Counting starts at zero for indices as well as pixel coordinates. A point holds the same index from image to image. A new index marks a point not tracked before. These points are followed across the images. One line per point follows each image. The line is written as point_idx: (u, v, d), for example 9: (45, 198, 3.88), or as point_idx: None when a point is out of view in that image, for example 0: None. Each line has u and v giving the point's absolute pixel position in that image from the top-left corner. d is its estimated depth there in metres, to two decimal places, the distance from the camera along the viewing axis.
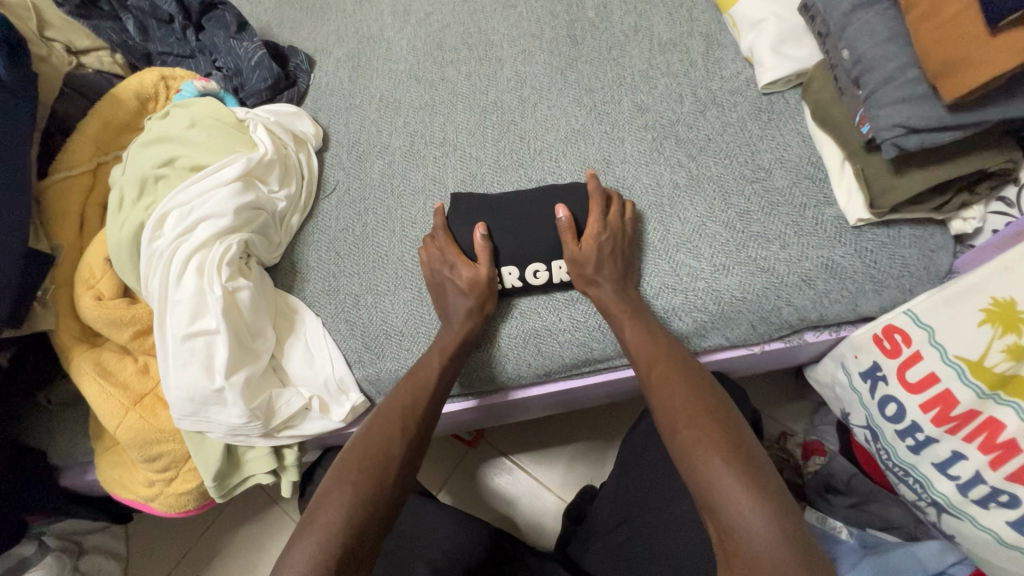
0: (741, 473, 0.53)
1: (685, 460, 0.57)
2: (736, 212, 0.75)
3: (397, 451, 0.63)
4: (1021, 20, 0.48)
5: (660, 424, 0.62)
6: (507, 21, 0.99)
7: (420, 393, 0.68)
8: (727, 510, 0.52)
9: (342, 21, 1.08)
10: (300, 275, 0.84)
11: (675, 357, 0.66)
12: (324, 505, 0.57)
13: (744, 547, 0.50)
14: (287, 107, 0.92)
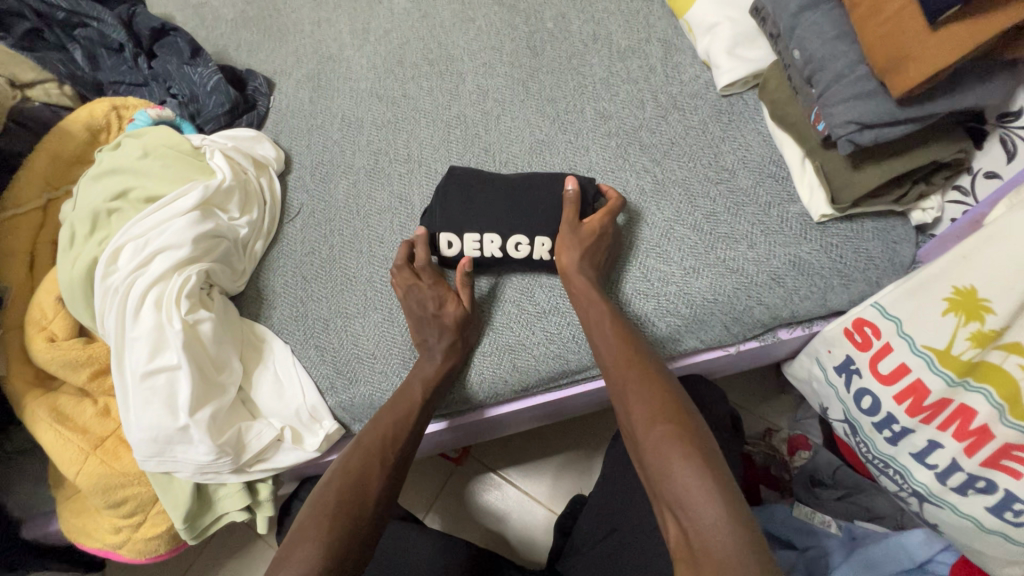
0: (714, 476, 0.52)
1: (658, 456, 0.55)
2: (702, 214, 0.76)
3: (376, 484, 0.61)
4: (959, 13, 0.49)
5: (631, 419, 0.60)
6: (466, 35, 0.99)
7: (403, 421, 0.66)
8: (697, 511, 0.51)
9: (301, 43, 1.07)
10: (266, 303, 0.81)
11: (649, 355, 0.65)
12: (300, 541, 0.55)
13: (710, 550, 0.49)
14: (245, 131, 0.90)
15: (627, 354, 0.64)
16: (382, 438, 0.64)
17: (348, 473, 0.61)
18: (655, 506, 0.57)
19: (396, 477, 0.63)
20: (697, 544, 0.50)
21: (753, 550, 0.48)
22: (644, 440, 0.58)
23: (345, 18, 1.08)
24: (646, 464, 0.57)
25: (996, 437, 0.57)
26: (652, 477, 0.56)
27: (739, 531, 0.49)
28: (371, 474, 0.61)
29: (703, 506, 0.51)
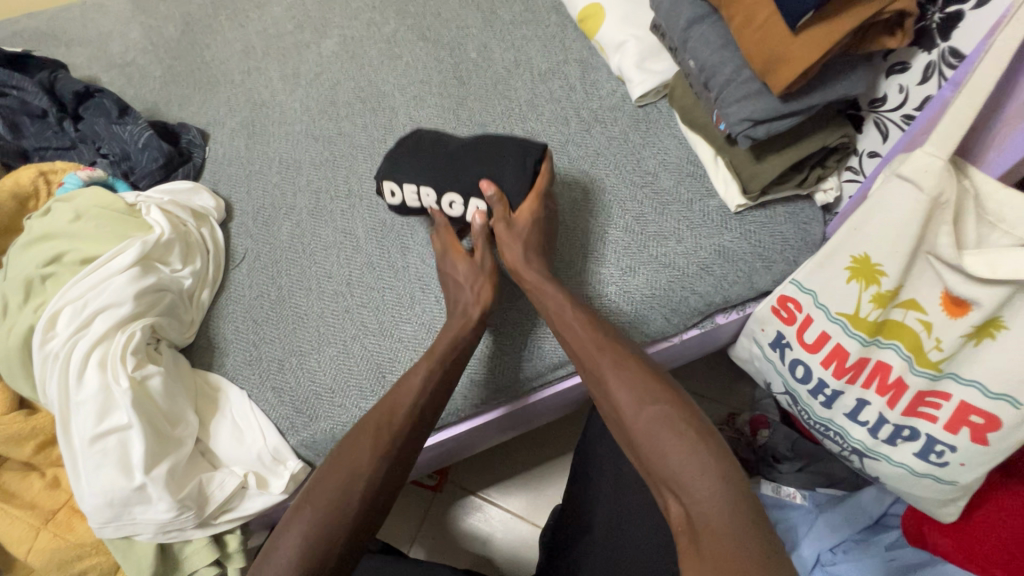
0: (704, 447, 0.55)
1: (653, 436, 0.57)
2: (632, 216, 0.81)
3: (360, 489, 0.60)
4: (815, 16, 0.56)
5: (617, 404, 0.61)
6: (394, 71, 1.04)
7: (395, 409, 0.65)
8: (695, 483, 0.53)
9: (233, 92, 1.09)
10: (218, 350, 0.81)
11: (624, 342, 0.67)
12: (283, 534, 0.57)
13: (707, 519, 0.51)
14: (182, 184, 0.90)
15: (600, 343, 0.66)
16: (372, 441, 0.62)
17: (328, 479, 0.60)
18: (650, 484, 0.59)
19: (383, 479, 0.62)
20: (696, 515, 0.52)
21: (750, 512, 0.51)
22: (632, 423, 0.59)
23: (275, 65, 1.11)
24: (639, 445, 0.58)
25: (910, 387, 0.63)
26: (647, 457, 0.58)
27: (732, 496, 0.52)
28: (356, 478, 0.60)
29: (697, 478, 0.53)
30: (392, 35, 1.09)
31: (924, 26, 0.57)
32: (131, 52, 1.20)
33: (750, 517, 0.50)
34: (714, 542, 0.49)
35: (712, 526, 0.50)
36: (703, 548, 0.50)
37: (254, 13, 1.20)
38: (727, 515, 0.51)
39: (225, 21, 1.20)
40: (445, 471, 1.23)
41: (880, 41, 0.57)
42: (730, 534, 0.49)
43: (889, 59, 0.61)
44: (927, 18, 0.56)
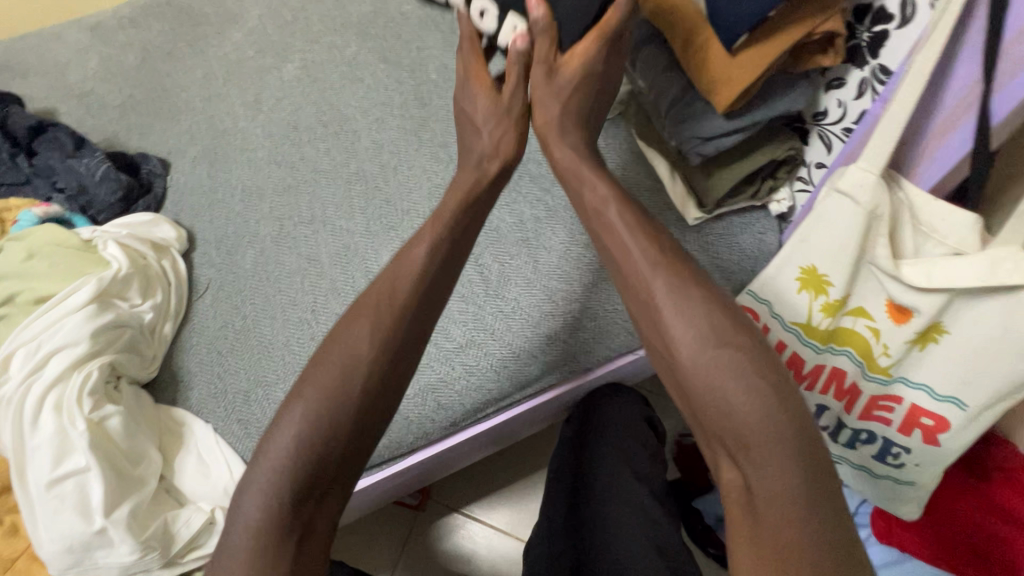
0: (779, 409, 0.49)
1: (715, 391, 0.50)
2: (594, 232, 0.82)
3: (360, 386, 0.56)
4: (749, 39, 0.57)
5: (674, 343, 0.53)
6: (356, 94, 1.04)
7: (399, 281, 0.61)
8: (762, 453, 0.48)
9: (194, 119, 1.08)
10: (182, 384, 0.80)
11: (688, 267, 0.55)
12: (277, 427, 0.54)
13: (768, 492, 0.48)
14: (141, 215, 0.89)
15: (659, 271, 0.55)
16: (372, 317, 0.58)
17: (326, 356, 0.57)
18: (701, 435, 0.54)
19: (387, 365, 0.58)
20: (758, 487, 0.48)
21: (814, 490, 0.47)
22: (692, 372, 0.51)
23: (236, 91, 1.10)
24: (695, 395, 0.51)
25: (864, 392, 0.65)
26: (704, 410, 0.51)
27: (801, 468, 0.47)
28: (357, 356, 0.57)
29: (766, 445, 0.48)
30: (353, 58, 1.09)
31: (855, 44, 0.59)
32: (90, 81, 1.18)
33: (817, 494, 0.47)
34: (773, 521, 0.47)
35: (774, 501, 0.47)
36: (761, 525, 0.48)
37: (215, 39, 1.20)
38: (793, 495, 0.47)
39: (186, 48, 1.20)
40: (427, 489, 1.22)
41: (813, 60, 0.60)
42: (795, 514, 0.46)
43: (828, 75, 0.63)
44: (857, 37, 0.58)
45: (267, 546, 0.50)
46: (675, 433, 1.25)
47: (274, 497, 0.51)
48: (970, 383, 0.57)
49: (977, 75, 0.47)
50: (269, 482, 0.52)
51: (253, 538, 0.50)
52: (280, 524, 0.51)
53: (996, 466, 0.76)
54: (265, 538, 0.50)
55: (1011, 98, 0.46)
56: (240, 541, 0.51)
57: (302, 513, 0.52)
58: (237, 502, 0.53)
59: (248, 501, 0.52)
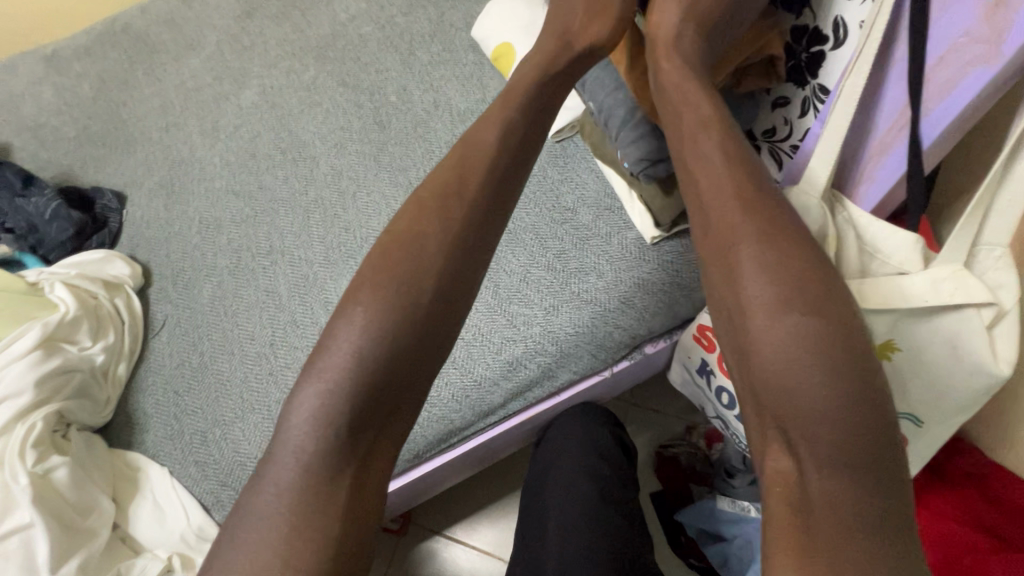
0: (860, 395, 0.44)
1: (786, 363, 0.45)
2: (554, 254, 0.81)
3: (421, 309, 0.56)
4: None
5: (749, 300, 0.48)
6: (314, 119, 1.02)
7: (470, 180, 0.61)
8: (826, 442, 0.44)
9: (150, 150, 1.06)
10: (139, 427, 0.78)
11: (784, 219, 0.49)
12: (343, 326, 0.54)
13: (828, 489, 0.44)
14: (92, 254, 0.87)
15: (742, 214, 0.50)
16: (434, 234, 0.58)
17: (386, 273, 0.56)
18: (754, 410, 0.50)
19: (445, 301, 0.57)
20: (815, 488, 0.45)
21: (879, 498, 0.43)
22: (762, 339, 0.47)
23: (193, 120, 1.08)
24: (761, 363, 0.47)
25: None
26: (770, 380, 0.47)
27: (870, 468, 0.44)
28: (419, 274, 0.57)
29: (834, 437, 0.44)
30: (312, 82, 1.07)
31: (795, 64, 0.59)
32: (44, 113, 1.15)
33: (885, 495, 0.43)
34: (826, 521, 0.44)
35: (832, 500, 0.44)
36: (815, 522, 0.44)
37: (171, 66, 1.16)
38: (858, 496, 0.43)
39: (142, 76, 1.16)
40: (407, 513, 1.20)
41: (754, 81, 0.60)
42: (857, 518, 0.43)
43: (772, 94, 0.63)
44: (796, 57, 0.59)
45: (319, 475, 0.51)
46: (653, 445, 1.23)
47: (328, 422, 0.52)
48: (923, 399, 0.57)
49: (903, 102, 0.48)
50: (320, 405, 0.52)
51: (303, 463, 0.51)
52: (332, 453, 0.52)
53: (959, 472, 0.78)
54: (314, 465, 0.51)
55: (938, 123, 0.47)
56: (290, 462, 0.51)
57: (357, 442, 0.53)
58: (290, 407, 0.53)
59: (296, 422, 0.52)
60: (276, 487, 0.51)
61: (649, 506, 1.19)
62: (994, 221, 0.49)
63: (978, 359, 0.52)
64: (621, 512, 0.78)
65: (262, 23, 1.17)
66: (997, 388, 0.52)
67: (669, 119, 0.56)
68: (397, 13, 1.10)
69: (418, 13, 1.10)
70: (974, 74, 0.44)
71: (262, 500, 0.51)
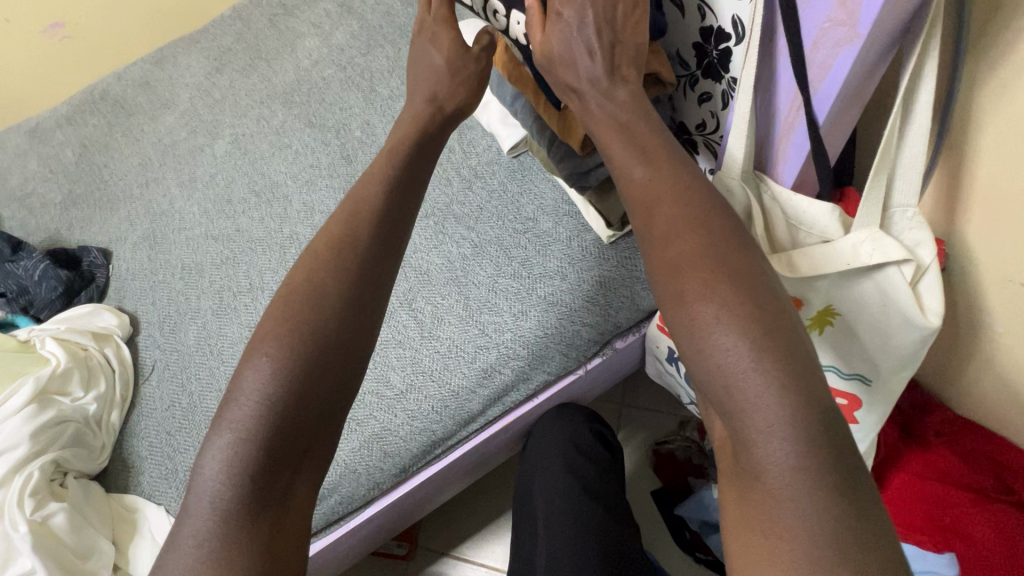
0: (776, 359, 0.41)
1: (692, 334, 0.44)
2: (519, 262, 0.84)
3: (333, 324, 0.52)
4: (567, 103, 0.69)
5: (658, 275, 0.48)
6: (285, 159, 1.07)
7: (355, 218, 0.57)
8: (748, 411, 0.41)
9: (132, 206, 1.11)
10: (134, 470, 0.81)
11: (694, 199, 0.49)
12: (247, 365, 0.50)
13: (759, 457, 0.40)
14: (80, 309, 0.91)
15: (655, 201, 0.50)
16: (327, 265, 0.54)
17: (286, 308, 0.52)
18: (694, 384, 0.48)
19: (358, 317, 0.54)
20: (748, 457, 0.41)
21: (812, 469, 0.39)
22: (674, 317, 0.46)
23: (171, 173, 1.13)
24: (677, 335, 0.46)
25: None
26: (686, 355, 0.45)
27: (800, 431, 0.39)
28: (323, 311, 0.52)
29: (760, 402, 0.40)
30: (281, 126, 1.12)
31: (709, 61, 0.63)
32: (30, 182, 1.21)
33: (823, 455, 0.39)
34: (756, 488, 0.41)
35: (764, 467, 0.40)
36: (750, 489, 0.41)
37: (148, 126, 1.21)
38: (790, 457, 0.39)
39: (121, 138, 1.22)
40: (414, 535, 1.21)
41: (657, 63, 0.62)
42: (792, 480, 0.39)
43: (696, 90, 0.67)
44: (708, 55, 0.62)
45: (229, 529, 0.46)
46: (650, 443, 1.25)
47: (239, 470, 0.47)
48: (869, 361, 0.60)
49: (793, 90, 0.52)
50: (233, 457, 0.47)
51: (221, 519, 0.46)
52: (246, 502, 0.46)
53: (934, 431, 0.79)
54: (228, 519, 0.46)
55: (827, 101, 0.51)
56: (205, 523, 0.46)
57: (277, 481, 0.48)
58: (200, 463, 0.48)
59: (208, 476, 0.47)
60: (195, 539, 0.45)
61: (651, 503, 1.20)
62: (900, 183, 0.52)
63: (908, 315, 0.55)
64: (604, 504, 0.81)
65: (231, 77, 1.23)
66: (929, 341, 0.55)
67: (596, 124, 0.57)
68: (356, 54, 1.16)
69: (376, 52, 1.15)
70: (843, 53, 0.47)
71: (182, 533, 0.47)
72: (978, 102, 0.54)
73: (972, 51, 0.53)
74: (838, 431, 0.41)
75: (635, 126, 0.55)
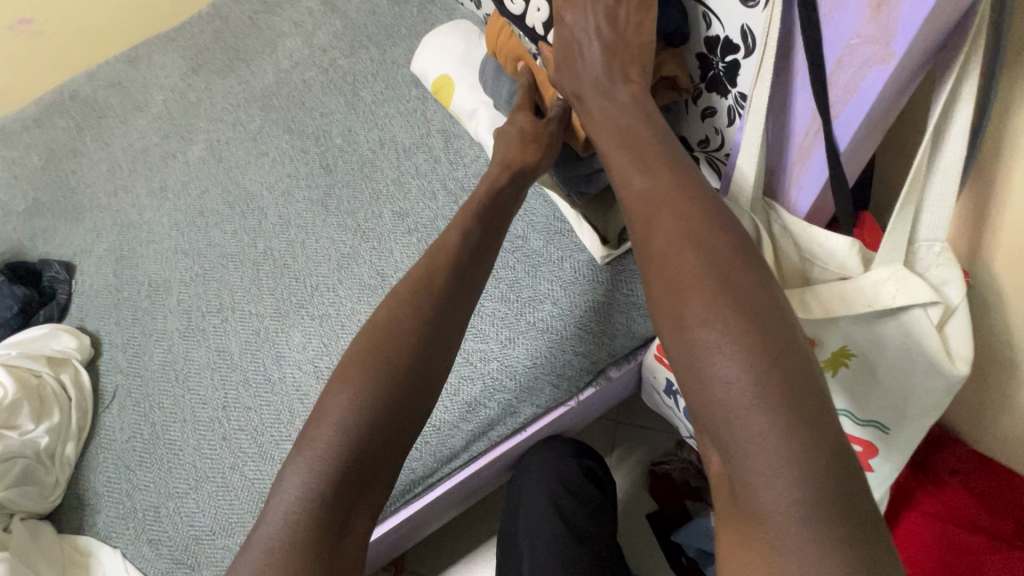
0: (785, 394, 0.35)
1: (692, 364, 0.39)
2: (506, 284, 0.78)
3: (411, 352, 0.52)
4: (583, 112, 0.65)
5: (656, 295, 0.43)
6: (262, 168, 1.01)
7: (438, 254, 0.59)
8: (751, 458, 0.35)
9: (99, 216, 1.05)
10: (89, 508, 0.75)
11: (700, 207, 0.44)
12: (330, 392, 0.49)
13: (764, 506, 0.35)
14: (36, 330, 0.85)
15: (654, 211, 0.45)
16: (413, 310, 0.54)
17: (375, 341, 0.52)
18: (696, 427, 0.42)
19: (430, 348, 0.53)
20: (754, 510, 0.35)
21: (827, 529, 0.33)
22: (674, 344, 0.40)
23: (141, 181, 1.07)
24: (677, 366, 0.40)
25: None
26: (685, 389, 0.40)
27: (812, 482, 0.33)
28: (405, 342, 0.52)
29: (764, 447, 0.35)
30: (258, 132, 1.06)
31: (714, 74, 0.57)
32: None
33: (841, 518, 0.33)
34: (756, 546, 0.35)
35: (766, 523, 0.34)
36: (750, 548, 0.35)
37: (119, 129, 1.15)
38: (800, 517, 0.33)
39: (90, 142, 1.15)
40: (399, 560, 1.15)
41: (672, 66, 0.58)
42: (798, 533, 0.33)
43: (699, 104, 0.61)
44: (714, 67, 0.56)
45: (296, 551, 0.43)
46: (646, 464, 1.19)
47: (320, 488, 0.45)
48: (886, 406, 0.55)
49: (811, 112, 0.47)
50: (312, 474, 0.45)
51: (291, 534, 0.43)
52: (315, 523, 0.44)
53: (949, 470, 0.73)
54: (299, 537, 0.43)
55: (848, 126, 0.45)
56: (277, 535, 0.43)
57: (344, 502, 0.46)
58: (275, 483, 0.46)
59: (285, 491, 0.45)
60: (263, 550, 0.43)
61: (646, 528, 1.15)
62: (928, 216, 0.47)
63: (933, 361, 0.49)
64: (593, 548, 0.76)
65: (207, 78, 1.16)
66: (956, 389, 0.50)
67: (598, 133, 0.53)
68: (339, 56, 1.10)
69: (360, 54, 1.09)
70: (872, 74, 0.42)
71: (250, 548, 0.44)
72: (1014, 124, 0.49)
73: (1007, 68, 0.47)
74: (859, 484, 0.34)
75: (635, 130, 0.51)
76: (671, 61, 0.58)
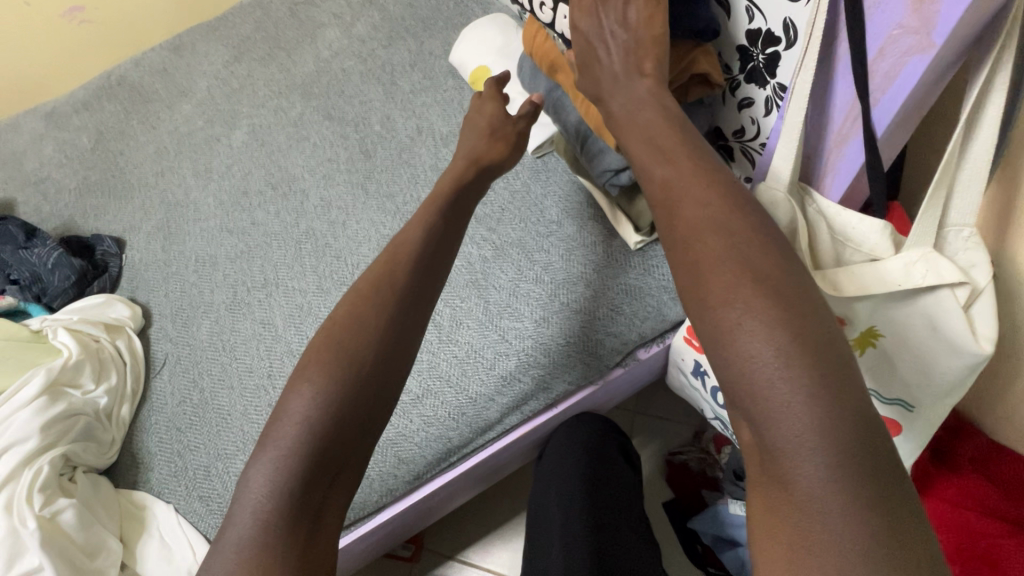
0: (809, 366, 0.37)
1: (720, 339, 0.41)
2: (540, 267, 0.82)
3: (374, 326, 0.54)
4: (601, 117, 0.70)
5: (681, 274, 0.45)
6: (303, 153, 1.05)
7: (400, 247, 0.60)
8: (781, 427, 0.37)
9: (147, 195, 1.10)
10: (143, 465, 0.80)
11: (725, 190, 0.46)
12: (294, 388, 0.50)
13: (793, 472, 0.37)
14: (91, 300, 0.90)
15: (675, 199, 0.47)
16: (380, 295, 0.56)
17: (335, 330, 0.53)
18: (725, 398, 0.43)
19: (398, 329, 0.55)
20: (786, 475, 0.37)
21: (851, 492, 0.35)
22: (700, 322, 0.42)
23: (187, 163, 1.12)
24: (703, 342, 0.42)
25: None
26: (713, 364, 0.42)
27: (834, 444, 0.36)
28: (366, 333, 0.53)
29: (789, 412, 0.37)
30: (299, 118, 1.10)
31: (754, 65, 0.60)
32: (45, 167, 1.19)
33: (862, 478, 0.35)
34: (784, 509, 0.37)
35: (793, 487, 0.37)
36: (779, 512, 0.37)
37: (165, 114, 1.20)
38: (826, 480, 0.35)
39: (138, 125, 1.20)
40: (420, 537, 1.19)
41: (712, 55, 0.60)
42: (824, 497, 0.35)
43: (737, 95, 0.64)
44: (754, 59, 0.59)
45: (269, 541, 0.44)
46: (664, 452, 1.22)
47: (285, 481, 0.46)
48: (910, 385, 0.58)
49: (851, 99, 0.50)
50: (273, 470, 0.47)
51: (261, 528, 0.45)
52: (286, 510, 0.46)
53: (967, 457, 0.75)
54: (270, 526, 0.45)
55: (887, 113, 0.49)
56: (247, 530, 0.45)
57: (309, 505, 0.47)
58: (244, 480, 0.48)
59: (251, 488, 0.47)
60: (235, 546, 0.45)
61: (662, 514, 1.18)
62: (958, 201, 0.49)
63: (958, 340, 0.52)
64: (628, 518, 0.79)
65: (249, 66, 1.21)
66: (981, 367, 0.52)
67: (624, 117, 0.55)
68: (378, 46, 1.14)
69: (398, 45, 1.13)
70: (912, 62, 0.45)
71: (222, 544, 0.46)
72: None
73: None
74: (881, 444, 0.36)
75: (651, 124, 0.52)
76: (705, 59, 0.59)
